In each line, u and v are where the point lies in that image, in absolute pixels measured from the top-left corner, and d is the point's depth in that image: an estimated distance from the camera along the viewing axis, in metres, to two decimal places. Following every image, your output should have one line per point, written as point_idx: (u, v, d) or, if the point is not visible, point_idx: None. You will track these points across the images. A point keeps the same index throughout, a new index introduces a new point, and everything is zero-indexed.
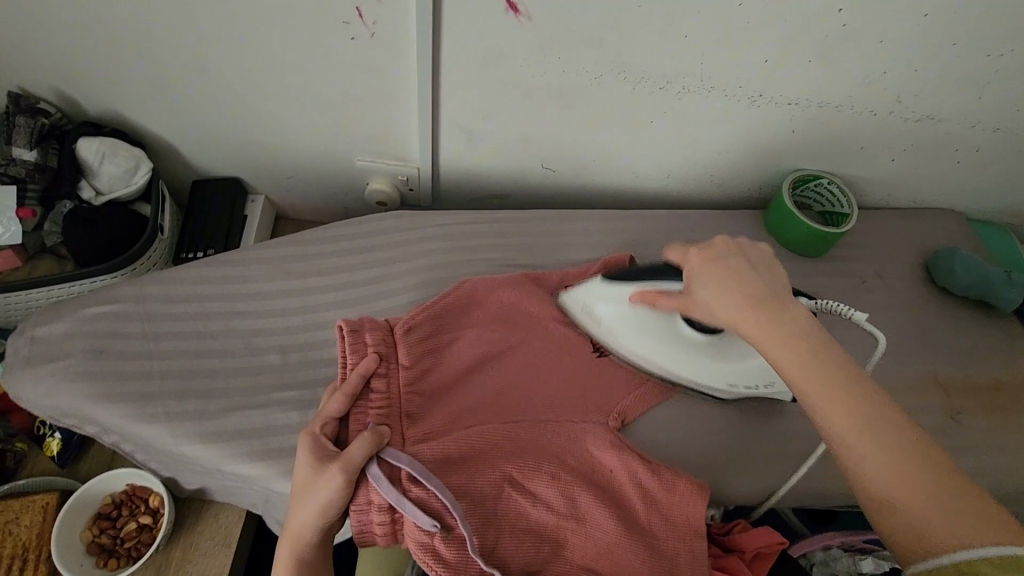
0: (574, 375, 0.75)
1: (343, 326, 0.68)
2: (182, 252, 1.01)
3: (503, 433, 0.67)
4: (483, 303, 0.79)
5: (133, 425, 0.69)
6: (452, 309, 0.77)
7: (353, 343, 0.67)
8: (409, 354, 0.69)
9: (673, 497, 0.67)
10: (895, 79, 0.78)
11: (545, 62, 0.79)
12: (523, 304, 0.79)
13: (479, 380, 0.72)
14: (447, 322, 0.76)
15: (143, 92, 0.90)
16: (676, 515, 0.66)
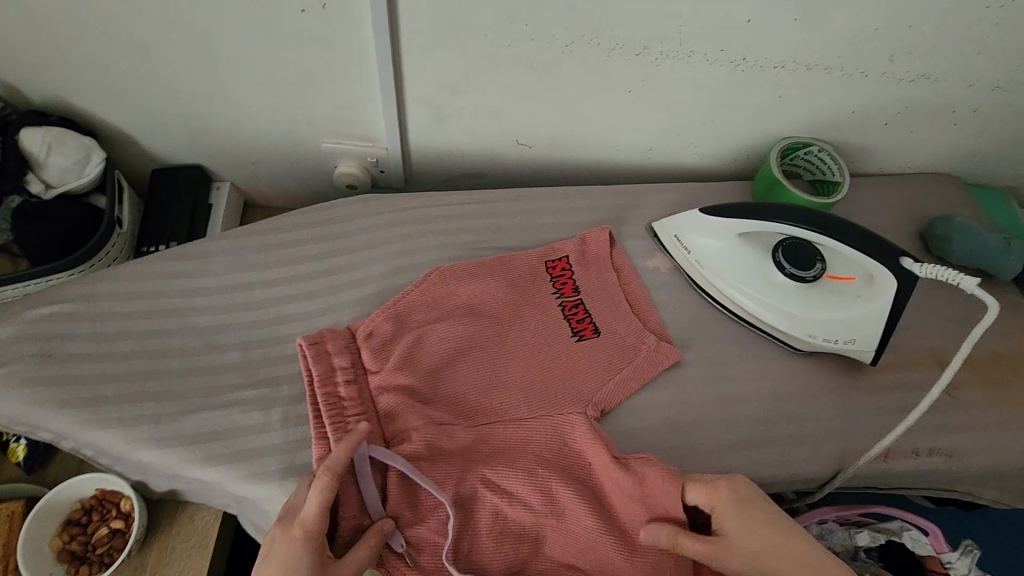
0: (551, 365, 0.71)
1: (304, 345, 0.67)
2: (144, 245, 0.96)
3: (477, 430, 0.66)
4: (458, 288, 0.75)
5: (85, 431, 0.65)
6: (420, 305, 0.73)
7: (313, 356, 0.67)
8: (374, 359, 0.68)
9: (652, 489, 0.62)
10: (887, 36, 0.73)
11: (511, 30, 0.73)
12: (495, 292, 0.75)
13: (451, 376, 0.69)
14: (414, 319, 0.72)
15: (86, 77, 0.85)
16: (660, 507, 0.61)
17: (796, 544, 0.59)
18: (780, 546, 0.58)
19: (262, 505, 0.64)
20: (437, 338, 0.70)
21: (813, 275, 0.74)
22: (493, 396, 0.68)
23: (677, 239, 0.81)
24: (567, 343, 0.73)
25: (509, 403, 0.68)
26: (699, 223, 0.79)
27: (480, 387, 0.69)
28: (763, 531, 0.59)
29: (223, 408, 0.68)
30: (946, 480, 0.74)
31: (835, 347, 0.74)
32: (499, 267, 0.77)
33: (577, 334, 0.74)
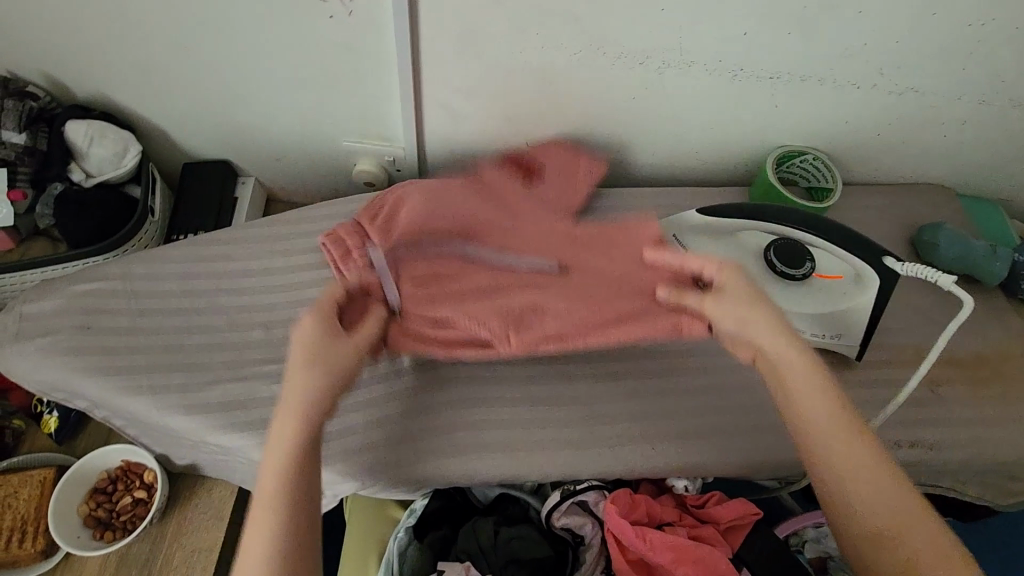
0: (586, 284, 0.71)
1: (326, 240, 0.74)
2: (174, 233, 1.02)
3: (492, 300, 0.71)
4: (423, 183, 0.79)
5: (119, 398, 0.71)
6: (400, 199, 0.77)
7: (337, 251, 0.73)
8: (381, 234, 0.73)
9: (615, 241, 0.73)
10: (876, 51, 0.77)
11: (524, 38, 0.79)
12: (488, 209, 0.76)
13: (465, 287, 0.72)
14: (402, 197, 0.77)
15: (128, 75, 0.91)
16: (617, 250, 0.72)
17: (786, 349, 0.59)
18: (845, 450, 0.55)
19: None
20: (419, 194, 0.76)
21: (802, 275, 0.77)
22: (492, 228, 0.74)
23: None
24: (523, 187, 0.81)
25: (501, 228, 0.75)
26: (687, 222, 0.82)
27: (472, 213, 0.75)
28: (831, 403, 0.56)
29: (245, 380, 0.73)
30: (927, 473, 0.77)
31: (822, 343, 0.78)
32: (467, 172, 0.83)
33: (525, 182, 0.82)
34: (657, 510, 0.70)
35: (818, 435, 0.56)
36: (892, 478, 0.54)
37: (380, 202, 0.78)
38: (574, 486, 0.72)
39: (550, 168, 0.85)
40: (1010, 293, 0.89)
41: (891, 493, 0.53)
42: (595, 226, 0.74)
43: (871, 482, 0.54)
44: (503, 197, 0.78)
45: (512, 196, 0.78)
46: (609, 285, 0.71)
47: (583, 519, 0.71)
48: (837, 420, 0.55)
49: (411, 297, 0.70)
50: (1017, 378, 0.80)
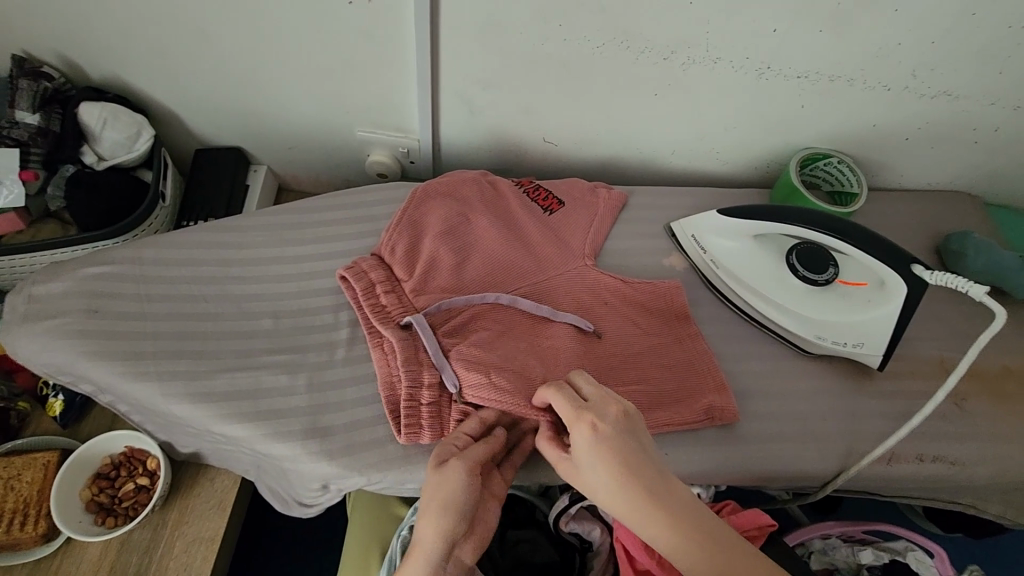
0: (617, 345, 0.73)
1: (345, 274, 0.74)
2: (184, 219, 1.01)
3: (546, 367, 0.69)
4: (441, 200, 0.81)
5: (125, 383, 0.70)
6: (423, 218, 0.79)
7: (362, 287, 0.73)
8: (406, 269, 0.75)
9: (650, 296, 0.78)
10: (910, 52, 0.75)
11: (546, 29, 0.77)
12: (528, 277, 0.77)
13: (511, 346, 0.70)
14: (424, 227, 0.79)
15: (143, 58, 0.90)
16: (651, 309, 0.78)
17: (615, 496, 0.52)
18: None
19: (282, 463, 0.68)
20: (440, 217, 0.79)
21: (826, 280, 0.77)
22: (521, 279, 0.77)
23: (693, 239, 0.84)
24: (542, 219, 0.81)
25: (525, 273, 0.77)
26: (712, 222, 0.82)
27: (491, 259, 0.77)
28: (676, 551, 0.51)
29: (251, 369, 0.72)
30: (947, 489, 0.75)
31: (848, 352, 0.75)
32: (475, 175, 0.84)
33: (545, 209, 0.82)
34: None
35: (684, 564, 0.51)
36: None
37: (397, 233, 0.77)
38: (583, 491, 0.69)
39: (568, 202, 0.84)
40: None
41: None
42: (633, 303, 0.78)
43: None
44: (526, 240, 0.79)
45: (534, 238, 0.79)
46: (647, 366, 0.73)
47: (592, 526, 0.69)
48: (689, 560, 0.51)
49: (467, 360, 0.67)
50: None
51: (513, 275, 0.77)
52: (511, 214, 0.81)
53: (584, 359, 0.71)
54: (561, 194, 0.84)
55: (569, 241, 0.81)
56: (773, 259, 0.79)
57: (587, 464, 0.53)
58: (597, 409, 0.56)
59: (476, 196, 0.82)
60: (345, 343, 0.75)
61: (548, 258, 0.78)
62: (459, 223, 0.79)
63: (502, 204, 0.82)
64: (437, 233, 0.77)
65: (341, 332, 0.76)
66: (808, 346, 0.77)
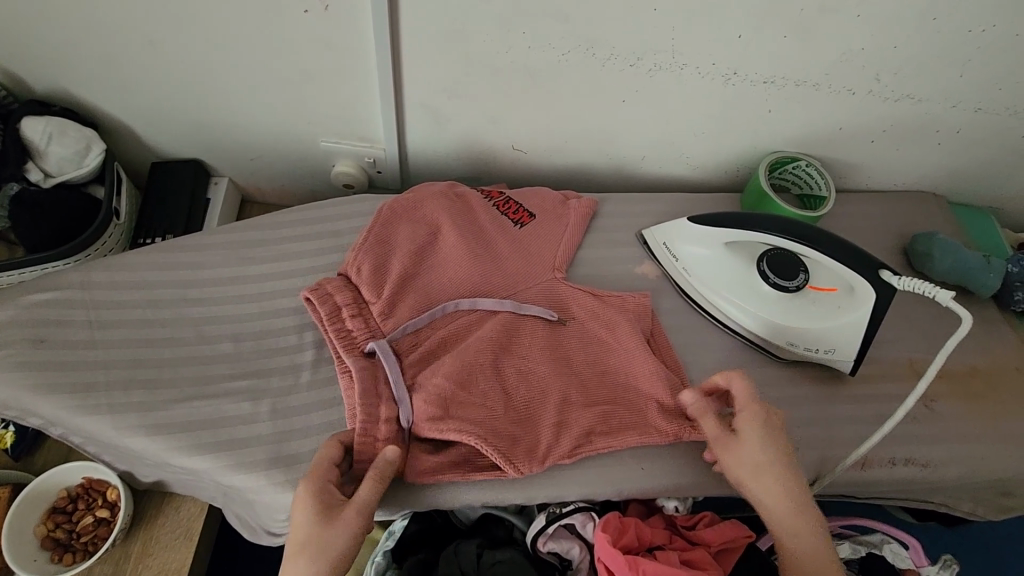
0: (587, 359, 0.73)
1: (309, 296, 0.71)
2: (139, 237, 0.97)
3: (507, 387, 0.68)
4: (408, 216, 0.78)
5: (75, 416, 0.66)
6: (390, 235, 0.77)
7: (329, 312, 0.70)
8: (373, 289, 0.72)
9: (621, 308, 0.77)
10: (873, 56, 0.75)
11: (509, 37, 0.75)
12: (498, 289, 0.75)
13: (473, 360, 0.68)
14: (392, 245, 0.76)
15: (90, 70, 0.86)
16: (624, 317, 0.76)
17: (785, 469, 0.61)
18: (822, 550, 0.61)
19: (247, 494, 0.65)
20: (409, 237, 0.76)
21: (797, 286, 0.75)
22: (492, 296, 0.75)
23: (665, 246, 0.83)
24: (514, 232, 0.79)
25: (490, 284, 0.75)
26: (684, 229, 0.81)
27: (459, 272, 0.75)
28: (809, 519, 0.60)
29: (211, 397, 0.69)
30: (921, 490, 0.75)
31: (819, 357, 0.76)
32: (443, 188, 0.82)
33: (516, 222, 0.80)
34: (648, 533, 0.67)
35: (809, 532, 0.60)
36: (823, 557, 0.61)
37: (364, 253, 0.74)
38: (560, 508, 0.69)
39: (539, 215, 0.82)
40: (1003, 304, 0.87)
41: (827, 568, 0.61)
42: (607, 316, 0.76)
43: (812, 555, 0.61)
44: (493, 251, 0.77)
45: (503, 248, 0.78)
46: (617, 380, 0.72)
47: (570, 543, 0.68)
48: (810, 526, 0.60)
49: (426, 392, 0.65)
50: (1010, 393, 0.79)
51: (480, 283, 0.75)
52: (480, 228, 0.79)
53: (547, 376, 0.70)
54: (531, 207, 0.83)
55: (540, 253, 0.79)
56: (743, 265, 0.78)
57: (763, 431, 0.62)
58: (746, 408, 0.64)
59: (442, 209, 0.79)
60: (310, 366, 0.72)
61: (516, 270, 0.77)
62: (427, 241, 0.77)
63: (470, 216, 0.80)
64: (405, 255, 0.75)
65: (306, 354, 0.73)
66: (781, 351, 0.77)
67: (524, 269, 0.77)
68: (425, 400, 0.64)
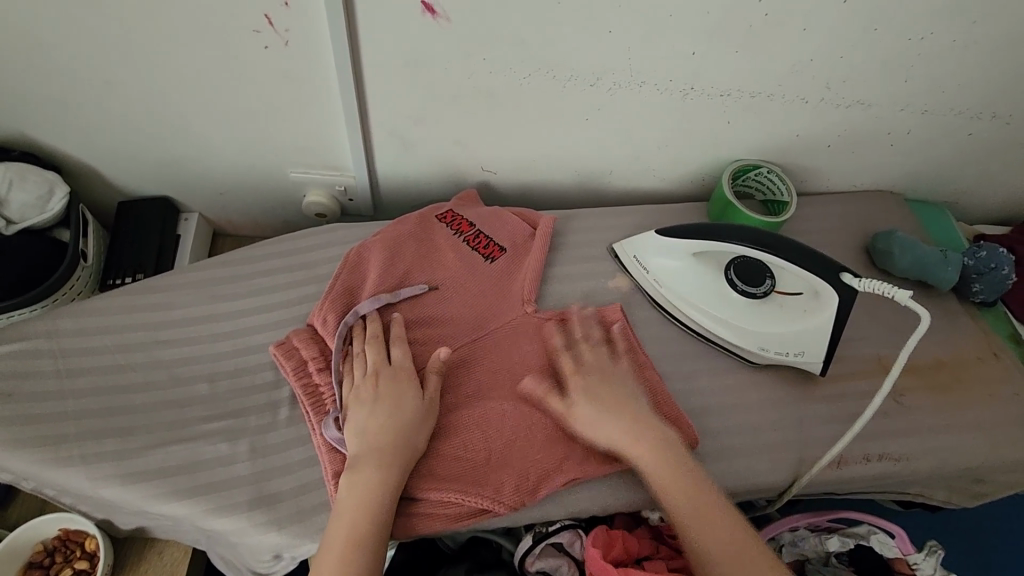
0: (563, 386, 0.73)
1: (276, 352, 0.72)
2: (108, 278, 0.95)
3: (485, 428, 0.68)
4: (377, 257, 0.79)
5: (46, 470, 0.65)
6: (359, 281, 0.78)
7: (294, 365, 0.71)
8: (341, 338, 0.72)
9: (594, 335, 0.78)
10: (822, 66, 0.78)
11: (470, 63, 0.76)
12: (470, 322, 0.76)
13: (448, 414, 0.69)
14: (361, 292, 0.77)
15: (50, 114, 0.85)
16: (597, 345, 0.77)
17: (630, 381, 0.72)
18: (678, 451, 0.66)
19: (228, 537, 0.64)
20: (378, 278, 0.77)
21: (764, 291, 0.78)
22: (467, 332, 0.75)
23: (634, 259, 0.85)
24: (484, 268, 0.81)
25: (462, 322, 0.76)
26: (650, 245, 0.83)
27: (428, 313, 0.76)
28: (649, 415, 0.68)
29: (188, 440, 0.68)
30: (897, 483, 0.77)
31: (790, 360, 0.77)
32: (412, 223, 0.83)
33: (487, 257, 0.82)
34: (635, 545, 0.68)
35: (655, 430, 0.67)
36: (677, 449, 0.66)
37: (333, 300, 0.75)
38: (546, 527, 0.69)
39: (509, 248, 0.83)
40: (963, 296, 0.90)
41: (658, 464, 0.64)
42: (581, 343, 0.77)
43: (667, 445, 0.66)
44: (461, 292, 0.78)
45: (473, 284, 0.79)
46: None
47: (558, 562, 0.69)
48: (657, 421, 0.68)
49: None
50: (975, 382, 0.82)
51: (451, 322, 0.76)
52: (449, 266, 0.80)
53: (523, 410, 0.70)
54: (502, 239, 0.84)
55: (510, 287, 0.80)
56: (711, 275, 0.80)
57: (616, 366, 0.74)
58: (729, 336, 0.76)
59: (411, 248, 0.81)
60: (288, 402, 0.72)
61: (488, 307, 0.78)
62: (397, 280, 0.78)
63: (438, 253, 0.81)
64: (374, 295, 0.76)
65: (283, 390, 0.73)
66: (754, 356, 0.79)
67: (497, 294, 0.79)
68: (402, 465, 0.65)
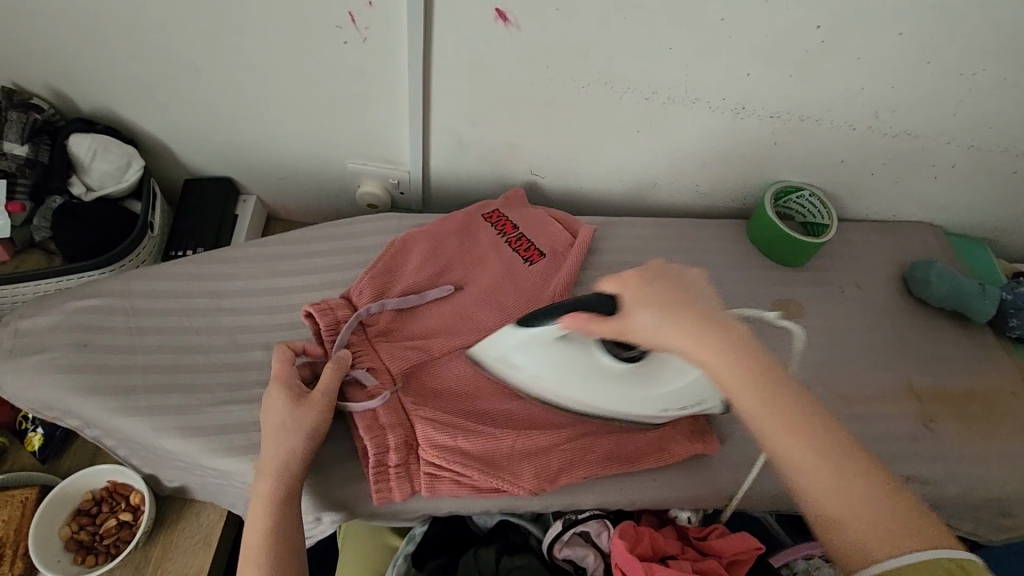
0: None
1: (310, 310, 0.75)
2: (171, 249, 1.01)
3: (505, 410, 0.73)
4: (419, 249, 0.83)
5: (115, 417, 0.69)
6: (399, 265, 0.82)
7: (330, 325, 0.74)
8: (377, 314, 0.77)
9: None
10: (873, 95, 0.81)
11: (534, 69, 0.80)
12: (499, 316, 0.80)
13: (470, 392, 0.73)
14: (397, 274, 0.81)
15: (136, 92, 0.91)
16: None
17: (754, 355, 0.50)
18: (847, 482, 0.47)
19: None
20: (416, 264, 0.82)
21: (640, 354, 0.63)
22: (497, 325, 0.79)
23: (499, 359, 0.69)
24: (521, 270, 0.84)
25: (492, 316, 0.80)
26: (512, 340, 0.65)
27: (461, 301, 0.80)
28: (775, 404, 0.48)
29: (244, 402, 0.72)
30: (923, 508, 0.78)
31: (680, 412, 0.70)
32: (459, 220, 0.87)
33: (526, 259, 0.85)
34: (662, 542, 0.70)
35: (827, 451, 0.48)
36: (860, 476, 0.47)
37: (370, 279, 0.79)
38: (576, 515, 0.72)
39: (548, 254, 0.86)
40: (999, 331, 0.91)
41: (875, 507, 0.46)
42: None
43: (846, 490, 0.47)
44: (491, 290, 0.81)
45: (504, 283, 0.82)
46: None
47: (585, 551, 0.71)
48: (791, 409, 0.48)
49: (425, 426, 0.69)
50: (1006, 415, 0.82)
51: (482, 314, 0.80)
52: (486, 265, 0.84)
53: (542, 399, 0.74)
54: (542, 244, 0.87)
55: (538, 292, 0.83)
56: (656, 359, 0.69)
57: (649, 319, 0.52)
58: (623, 310, 0.53)
59: (452, 240, 0.85)
60: None
61: (518, 304, 0.81)
62: (435, 268, 0.82)
63: (478, 252, 0.85)
64: (408, 281, 0.81)
65: None
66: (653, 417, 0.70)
67: (528, 292, 0.82)
68: (427, 434, 0.68)
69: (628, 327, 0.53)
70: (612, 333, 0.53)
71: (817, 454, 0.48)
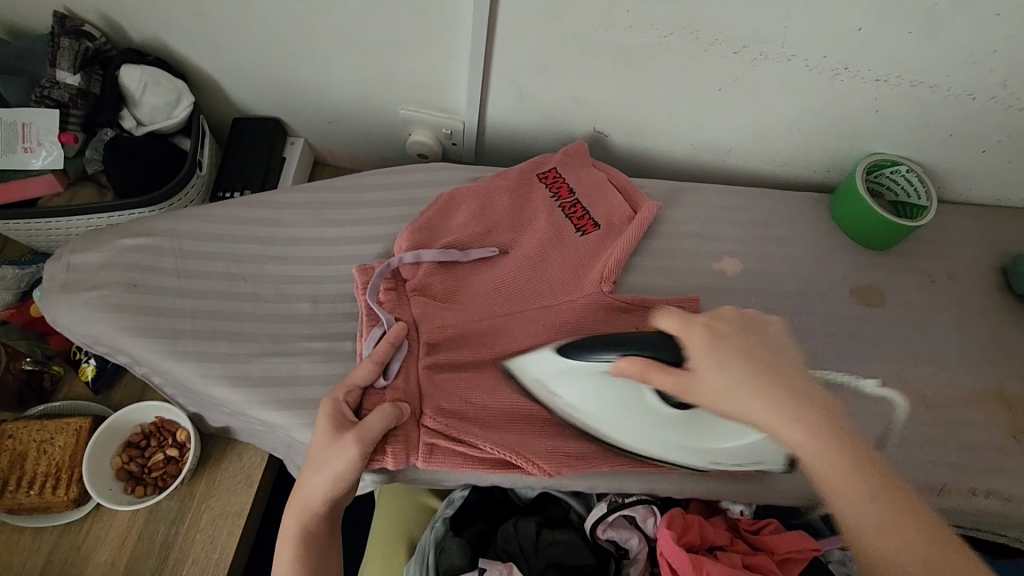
0: None
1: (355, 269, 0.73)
2: (219, 189, 0.99)
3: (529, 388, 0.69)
4: (466, 204, 0.79)
5: (163, 360, 0.69)
6: (444, 219, 0.79)
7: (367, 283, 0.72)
8: (412, 266, 0.74)
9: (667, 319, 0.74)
10: (1004, 60, 0.70)
11: (613, 15, 0.72)
12: (536, 287, 0.75)
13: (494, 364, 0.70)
14: (439, 226, 0.78)
15: (186, 22, 0.87)
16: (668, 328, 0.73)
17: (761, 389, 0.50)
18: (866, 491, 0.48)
19: None
20: (460, 219, 0.78)
21: None
22: (532, 294, 0.74)
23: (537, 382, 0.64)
24: (570, 235, 0.78)
25: (529, 283, 0.75)
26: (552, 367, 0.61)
27: (497, 265, 0.76)
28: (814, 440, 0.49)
29: (289, 355, 0.71)
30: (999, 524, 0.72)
31: None
32: (513, 177, 0.82)
33: (578, 227, 0.79)
34: (711, 532, 0.67)
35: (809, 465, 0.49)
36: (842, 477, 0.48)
37: (413, 232, 0.76)
38: (622, 499, 0.69)
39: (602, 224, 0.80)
40: None
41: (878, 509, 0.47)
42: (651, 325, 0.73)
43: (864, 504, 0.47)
44: (531, 252, 0.77)
45: (546, 247, 0.77)
46: None
47: (630, 533, 0.69)
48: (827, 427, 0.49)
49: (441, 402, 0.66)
50: None
51: (519, 279, 0.75)
52: (531, 228, 0.79)
53: None
54: (598, 213, 0.81)
55: (586, 261, 0.77)
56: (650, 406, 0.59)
57: (716, 373, 0.51)
58: (695, 369, 0.52)
59: (501, 197, 0.80)
60: None
61: (559, 274, 0.76)
62: (478, 223, 0.78)
63: (527, 211, 0.80)
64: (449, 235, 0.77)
65: None
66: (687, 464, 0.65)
67: (574, 262, 0.77)
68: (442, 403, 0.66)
69: (700, 389, 0.52)
70: (671, 388, 0.52)
71: (852, 475, 0.48)
